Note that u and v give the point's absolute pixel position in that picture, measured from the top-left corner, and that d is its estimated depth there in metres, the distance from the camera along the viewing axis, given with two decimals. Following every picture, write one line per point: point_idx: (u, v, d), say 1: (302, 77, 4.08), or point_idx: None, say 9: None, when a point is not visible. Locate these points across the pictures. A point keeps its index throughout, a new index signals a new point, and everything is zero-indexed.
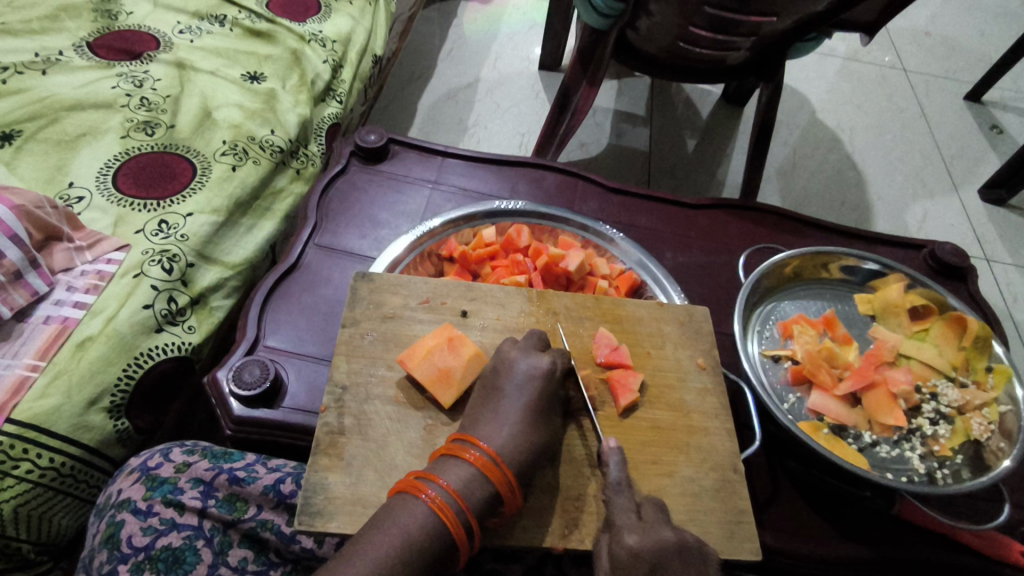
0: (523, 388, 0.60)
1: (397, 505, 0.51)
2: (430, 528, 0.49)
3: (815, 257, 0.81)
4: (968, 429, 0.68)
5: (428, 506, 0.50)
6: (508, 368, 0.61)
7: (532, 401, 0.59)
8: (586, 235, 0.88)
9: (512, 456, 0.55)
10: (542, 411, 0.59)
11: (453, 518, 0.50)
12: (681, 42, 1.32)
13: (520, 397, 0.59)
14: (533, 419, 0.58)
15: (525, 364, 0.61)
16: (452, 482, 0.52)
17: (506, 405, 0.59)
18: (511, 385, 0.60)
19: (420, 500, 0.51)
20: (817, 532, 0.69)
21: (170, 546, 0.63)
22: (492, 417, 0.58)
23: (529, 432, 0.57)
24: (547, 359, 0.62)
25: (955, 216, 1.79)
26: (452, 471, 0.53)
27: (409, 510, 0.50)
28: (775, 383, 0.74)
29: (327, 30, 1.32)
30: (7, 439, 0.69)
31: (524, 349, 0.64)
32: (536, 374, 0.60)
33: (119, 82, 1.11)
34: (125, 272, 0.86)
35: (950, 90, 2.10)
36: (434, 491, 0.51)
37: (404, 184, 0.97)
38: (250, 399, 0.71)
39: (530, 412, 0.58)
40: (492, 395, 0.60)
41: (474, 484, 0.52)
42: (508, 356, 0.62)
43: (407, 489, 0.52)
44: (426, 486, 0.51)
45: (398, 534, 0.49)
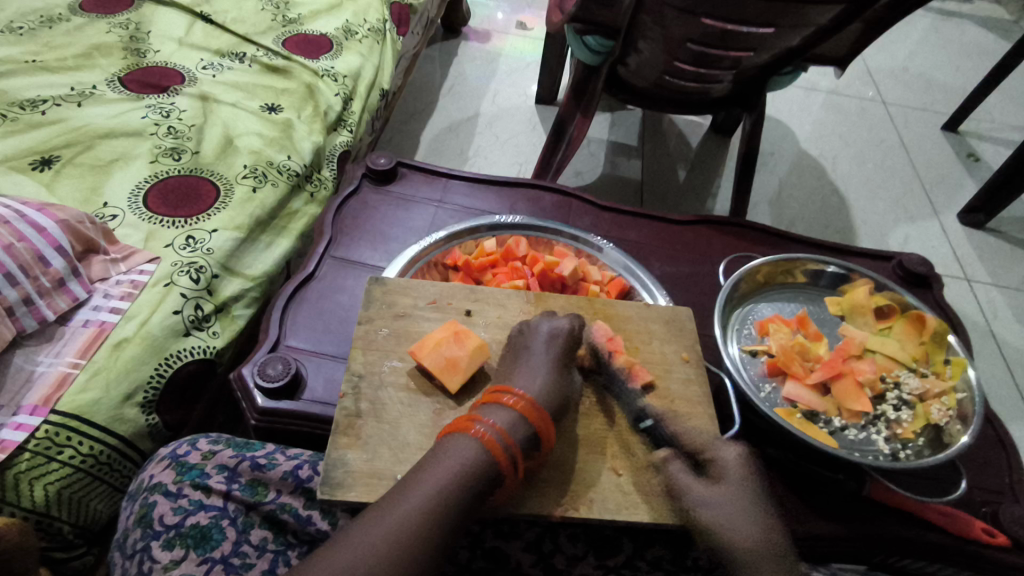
0: (549, 347, 0.69)
1: (452, 442, 0.58)
2: (483, 460, 0.56)
3: (786, 263, 0.89)
4: (928, 413, 0.75)
5: (480, 442, 0.57)
6: (533, 331, 0.71)
7: (558, 356, 0.68)
8: (578, 246, 0.96)
9: (545, 401, 0.63)
10: (562, 368, 0.68)
11: (501, 451, 0.57)
12: (667, 75, 1.42)
13: (546, 352, 0.68)
14: (558, 373, 0.66)
15: (548, 326, 0.71)
16: (499, 422, 0.59)
17: (534, 361, 0.67)
18: (537, 343, 0.69)
19: (472, 436, 0.58)
20: (794, 512, 0.75)
21: (198, 524, 0.70)
22: (527, 371, 0.66)
23: (559, 381, 0.66)
24: (567, 322, 0.72)
25: (935, 238, 1.88)
26: (498, 413, 0.60)
27: (462, 447, 0.57)
28: (753, 376, 0.80)
29: (339, 67, 1.43)
30: (53, 427, 0.76)
31: (545, 318, 0.73)
32: (558, 334, 0.70)
33: (148, 113, 1.21)
34: (156, 282, 0.94)
35: (928, 121, 2.22)
36: (484, 429, 0.58)
37: (412, 203, 1.06)
38: (273, 392, 0.78)
39: (555, 364, 0.67)
40: (522, 354, 0.69)
41: (517, 424, 0.59)
42: (533, 322, 0.72)
43: (460, 428, 0.59)
44: (476, 425, 0.58)
45: (453, 464, 0.56)
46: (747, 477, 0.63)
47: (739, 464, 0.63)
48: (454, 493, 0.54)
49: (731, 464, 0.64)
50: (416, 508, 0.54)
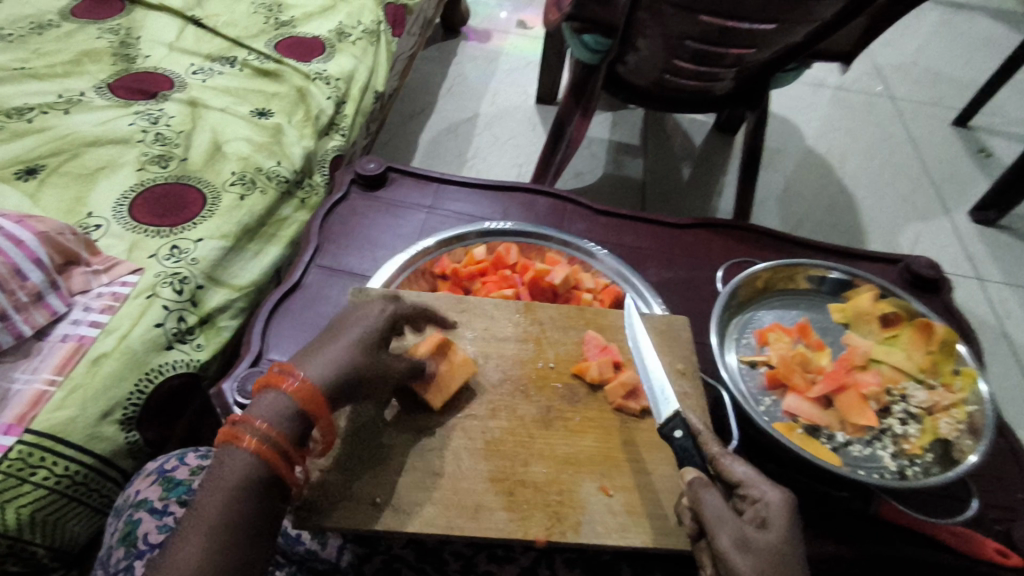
0: (351, 330, 0.62)
1: (221, 459, 0.53)
2: (255, 464, 0.53)
3: (787, 268, 0.86)
4: (936, 428, 0.71)
5: (248, 448, 0.53)
6: (345, 316, 0.65)
7: (361, 339, 0.61)
8: (570, 252, 0.93)
9: (333, 379, 0.58)
10: (369, 347, 0.61)
11: (274, 454, 0.53)
12: (667, 74, 1.38)
13: (354, 330, 0.62)
14: (356, 355, 0.60)
15: (358, 309, 0.65)
16: (266, 420, 0.54)
17: (330, 344, 0.61)
18: (347, 325, 0.63)
19: (240, 447, 0.53)
20: None
21: None
22: (320, 352, 0.60)
23: (357, 363, 0.59)
24: (377, 307, 0.65)
25: (946, 237, 1.83)
26: (266, 407, 0.55)
27: (231, 457, 0.53)
28: (752, 389, 0.77)
29: (331, 69, 1.40)
30: (26, 447, 0.74)
31: (365, 303, 0.66)
32: (366, 313, 0.64)
33: (136, 119, 1.19)
34: (139, 293, 0.92)
35: (937, 116, 2.17)
36: (252, 435, 0.53)
37: (402, 209, 1.03)
38: (253, 408, 0.75)
39: (362, 343, 0.61)
40: (325, 337, 0.62)
41: (286, 415, 0.55)
42: (349, 308, 0.66)
43: (228, 440, 0.54)
44: (244, 433, 0.54)
45: (224, 482, 0.51)
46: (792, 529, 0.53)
47: (785, 511, 0.54)
48: (230, 510, 0.51)
49: (777, 510, 0.54)
50: (197, 542, 0.49)
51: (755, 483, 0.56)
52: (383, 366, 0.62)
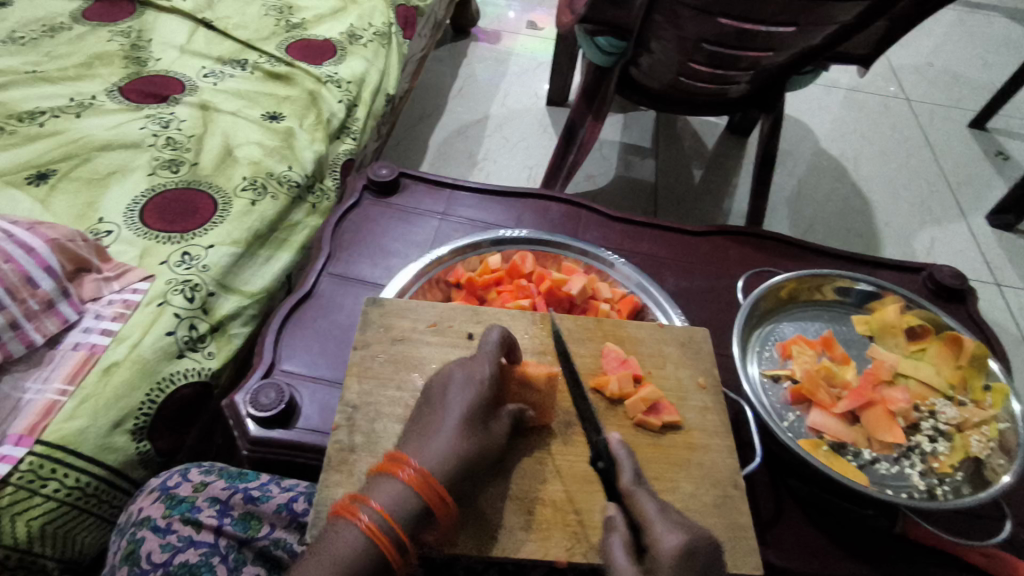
0: (455, 402, 0.59)
1: (333, 531, 0.52)
2: (365, 549, 0.50)
3: (811, 279, 0.84)
4: (967, 445, 0.69)
5: (359, 529, 0.51)
6: (446, 380, 0.61)
7: (465, 414, 0.58)
8: (587, 261, 0.91)
9: (443, 471, 0.55)
10: (473, 426, 0.58)
11: (385, 539, 0.50)
12: (682, 77, 1.36)
13: (458, 406, 0.59)
14: (465, 434, 0.57)
15: (461, 374, 0.62)
16: (384, 502, 0.52)
17: (438, 421, 0.58)
18: (449, 396, 0.60)
19: (353, 524, 0.51)
20: (820, 551, 0.70)
21: (186, 562, 0.67)
22: (431, 430, 0.58)
23: (467, 444, 0.57)
24: (479, 370, 0.62)
25: (963, 241, 1.80)
26: (384, 490, 0.53)
27: (342, 534, 0.51)
28: (775, 403, 0.75)
29: (342, 72, 1.39)
30: (36, 459, 0.73)
31: (462, 363, 0.63)
32: (472, 382, 0.61)
33: (147, 123, 1.18)
34: (150, 301, 0.91)
35: (954, 118, 2.14)
36: (366, 515, 0.51)
37: (414, 215, 1.01)
38: (265, 420, 0.74)
39: (464, 423, 0.58)
40: (433, 410, 0.60)
41: (404, 502, 0.52)
42: (446, 368, 0.63)
43: (342, 514, 0.52)
44: (359, 510, 0.52)
45: (332, 557, 0.50)
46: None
47: (677, 558, 0.50)
48: None
49: (663, 559, 0.50)
50: None
51: (658, 526, 0.53)
52: (491, 440, 0.59)
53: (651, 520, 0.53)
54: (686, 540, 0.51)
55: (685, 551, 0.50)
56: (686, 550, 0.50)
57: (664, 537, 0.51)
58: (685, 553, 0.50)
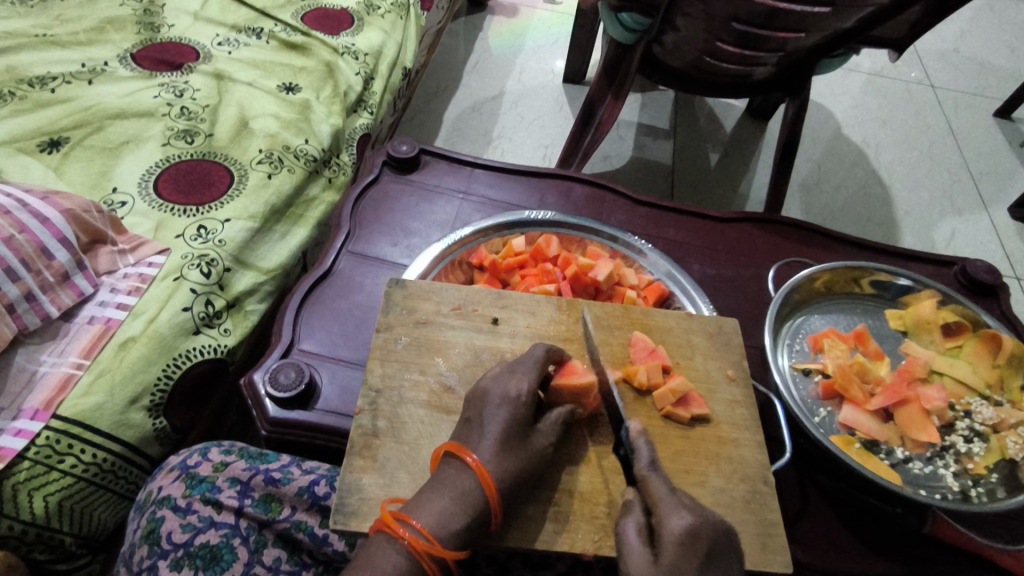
0: (493, 419, 0.57)
1: (375, 545, 0.52)
2: (408, 565, 0.51)
3: (847, 271, 0.81)
4: (1003, 447, 0.68)
5: (402, 546, 0.51)
6: (481, 398, 0.59)
7: (503, 432, 0.56)
8: (614, 246, 0.89)
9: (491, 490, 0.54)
10: (513, 443, 0.57)
11: (427, 557, 0.51)
12: (708, 56, 1.32)
13: (494, 426, 0.57)
14: (504, 454, 0.55)
15: (497, 390, 0.59)
16: (426, 521, 0.52)
17: (476, 439, 0.57)
18: (485, 415, 0.58)
19: (395, 540, 0.52)
20: (848, 549, 0.68)
21: (208, 543, 0.66)
22: (471, 446, 0.56)
23: (507, 464, 0.55)
24: (518, 384, 0.59)
25: (985, 233, 1.76)
26: (426, 507, 0.53)
27: (385, 551, 0.51)
28: (805, 398, 0.74)
29: (359, 44, 1.35)
30: (53, 434, 0.72)
31: (499, 375, 0.61)
32: (508, 400, 0.58)
33: (161, 92, 1.15)
34: (165, 276, 0.89)
35: (979, 107, 2.08)
36: (408, 532, 0.52)
37: (435, 194, 0.99)
38: (285, 401, 0.73)
39: (503, 442, 0.56)
40: (472, 426, 0.58)
41: (448, 520, 0.52)
42: (482, 384, 0.60)
43: (384, 527, 0.53)
44: (401, 527, 0.52)
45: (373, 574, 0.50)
46: (692, 563, 0.49)
47: (679, 543, 0.50)
48: None
49: (666, 540, 0.51)
50: None
51: (666, 506, 0.53)
52: (533, 455, 0.57)
53: (660, 502, 0.54)
54: (693, 523, 0.51)
55: (689, 534, 0.50)
56: (689, 532, 0.51)
57: (671, 520, 0.52)
58: (690, 535, 0.50)
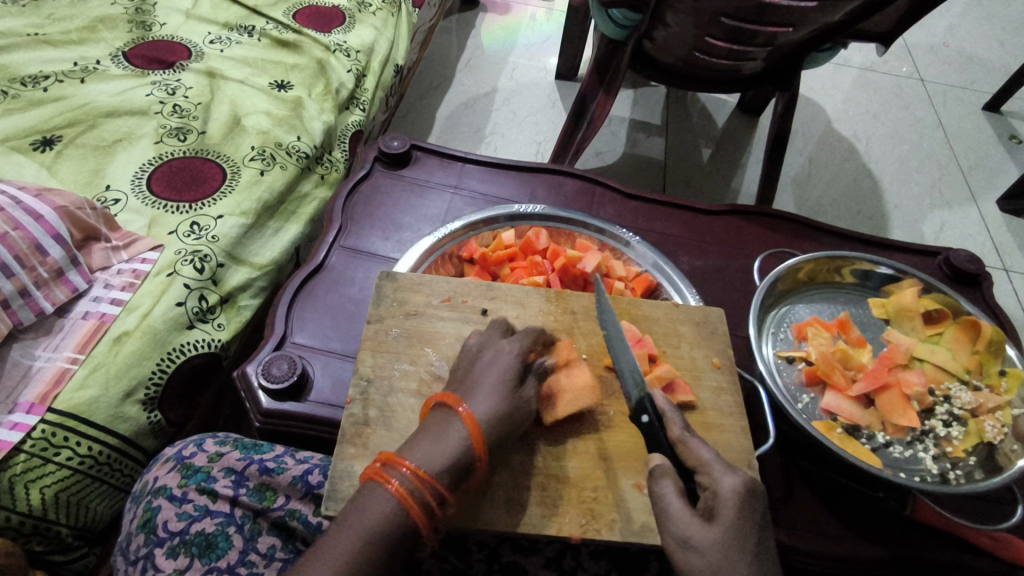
0: (489, 370, 0.60)
1: (364, 495, 0.52)
2: (399, 510, 0.51)
3: (829, 261, 0.83)
4: (981, 431, 0.69)
5: (391, 493, 0.51)
6: (475, 359, 0.62)
7: (499, 380, 0.59)
8: (602, 238, 0.90)
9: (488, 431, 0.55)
10: (507, 390, 0.59)
11: (416, 502, 0.51)
12: (697, 52, 1.34)
13: (488, 376, 0.59)
14: (498, 397, 0.58)
15: (490, 352, 0.62)
16: (413, 466, 0.52)
17: (469, 387, 0.59)
18: (478, 371, 0.61)
19: (384, 488, 0.52)
20: (831, 532, 0.70)
21: (203, 531, 0.68)
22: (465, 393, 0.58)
23: (500, 406, 0.57)
24: (510, 343, 0.63)
25: (974, 225, 1.78)
26: (414, 454, 0.53)
27: (373, 499, 0.51)
28: (789, 384, 0.75)
29: (351, 41, 1.36)
30: (49, 427, 0.73)
31: (491, 339, 0.64)
32: (500, 356, 0.61)
33: (153, 90, 1.16)
34: (159, 271, 0.90)
35: (968, 101, 2.10)
36: (397, 479, 0.52)
37: (426, 189, 1.00)
38: (278, 393, 0.74)
39: (499, 388, 0.58)
40: (463, 382, 0.60)
41: (437, 462, 0.53)
42: (475, 348, 0.64)
43: (373, 477, 0.53)
44: (390, 474, 0.52)
45: (365, 520, 0.50)
46: (752, 516, 0.52)
47: (738, 499, 0.52)
48: (367, 552, 0.50)
49: (725, 501, 0.52)
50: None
51: (715, 468, 0.54)
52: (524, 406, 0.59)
53: (709, 464, 0.55)
54: (745, 481, 0.53)
55: (744, 491, 0.52)
56: (742, 492, 0.52)
57: (723, 479, 0.53)
58: (745, 493, 0.52)
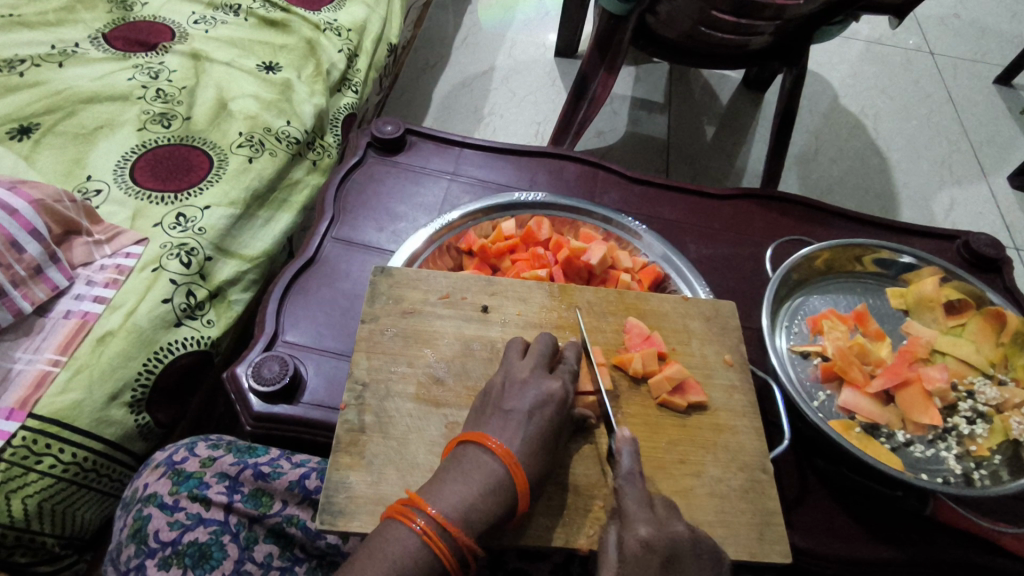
0: (532, 417, 0.55)
1: (386, 534, 0.49)
2: (425, 559, 0.47)
3: (847, 250, 0.79)
4: (1008, 428, 0.65)
5: (418, 537, 0.48)
6: (518, 392, 0.57)
7: (540, 432, 0.55)
8: (608, 228, 0.86)
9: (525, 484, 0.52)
10: (548, 444, 0.55)
11: (445, 550, 0.48)
12: (702, 26, 1.28)
13: (533, 425, 0.55)
14: (534, 453, 0.54)
15: (537, 390, 0.57)
16: (445, 509, 0.49)
17: (511, 431, 0.54)
18: (521, 410, 0.55)
19: (410, 529, 0.48)
20: (847, 534, 0.67)
21: (196, 541, 0.65)
22: (498, 435, 0.54)
23: (535, 465, 0.54)
24: (560, 384, 0.58)
25: (984, 204, 1.73)
26: (447, 496, 0.50)
27: (398, 540, 0.48)
28: (804, 380, 0.72)
29: (342, 19, 1.30)
30: (30, 434, 0.70)
31: (535, 372, 0.59)
32: (549, 401, 0.56)
33: (135, 74, 1.11)
34: (144, 266, 0.86)
35: (979, 74, 2.04)
36: (424, 521, 0.49)
37: (422, 175, 0.96)
38: (269, 395, 0.70)
39: (540, 443, 0.54)
40: (500, 415, 0.56)
41: (472, 509, 0.49)
42: (519, 377, 0.58)
43: (396, 516, 0.49)
44: (416, 515, 0.49)
45: (388, 565, 0.47)
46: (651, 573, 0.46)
47: (635, 554, 0.48)
48: None
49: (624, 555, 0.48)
50: None
51: (629, 517, 0.51)
52: (553, 455, 0.56)
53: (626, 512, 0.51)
54: (651, 535, 0.48)
55: (645, 546, 0.48)
56: (646, 545, 0.48)
57: (640, 527, 0.50)
58: (645, 548, 0.48)
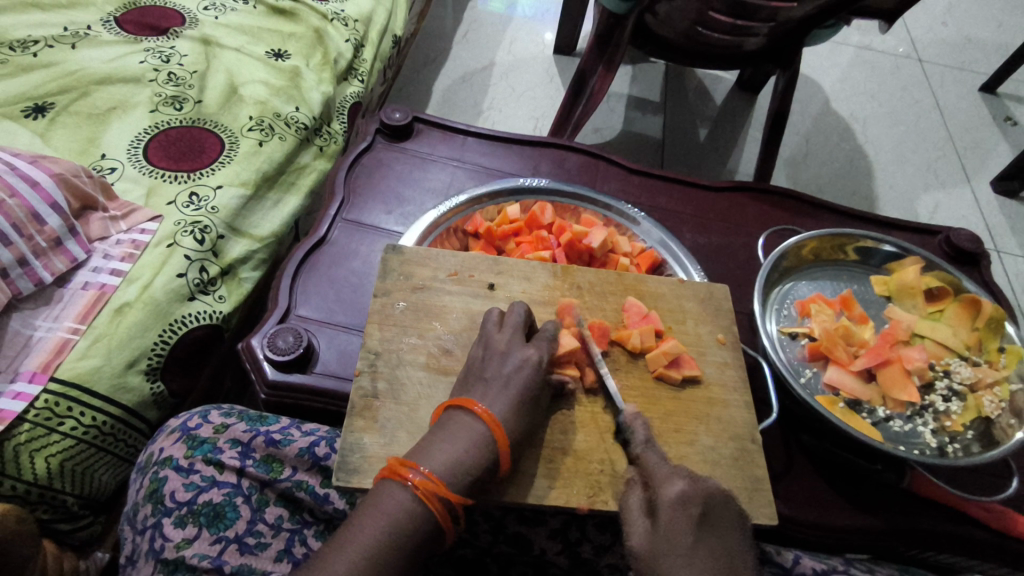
0: (510, 380, 0.59)
1: (382, 492, 0.52)
2: (418, 511, 0.51)
3: (833, 239, 0.84)
4: (979, 405, 0.71)
5: (411, 492, 0.52)
6: (499, 359, 0.61)
7: (520, 393, 0.58)
8: (608, 214, 0.90)
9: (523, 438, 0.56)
10: (529, 402, 0.59)
11: (437, 503, 0.51)
12: (699, 26, 1.32)
13: (510, 387, 0.58)
14: (517, 415, 0.57)
15: (515, 357, 0.60)
16: (435, 467, 0.53)
17: (489, 394, 0.58)
18: (499, 376, 0.59)
19: (404, 486, 0.52)
20: (830, 504, 0.71)
21: (211, 502, 0.68)
22: (483, 399, 0.58)
23: (514, 420, 0.57)
24: (534, 349, 0.62)
25: (967, 207, 1.79)
26: (436, 454, 0.54)
27: (393, 496, 0.52)
28: (791, 360, 0.76)
29: (349, 10, 1.33)
30: (53, 396, 0.73)
31: (513, 340, 0.62)
32: (526, 363, 0.60)
33: (147, 57, 1.13)
34: (159, 242, 0.89)
35: (965, 81, 2.10)
36: (416, 477, 0.52)
37: (428, 162, 0.99)
38: (284, 364, 0.73)
39: (519, 403, 0.58)
40: (482, 381, 0.59)
41: (460, 465, 0.53)
42: (498, 347, 0.62)
43: (391, 475, 0.53)
44: (409, 472, 0.52)
45: (384, 518, 0.50)
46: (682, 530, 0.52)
47: (674, 506, 0.53)
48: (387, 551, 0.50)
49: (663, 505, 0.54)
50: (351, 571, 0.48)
51: (660, 476, 0.56)
52: (533, 418, 0.59)
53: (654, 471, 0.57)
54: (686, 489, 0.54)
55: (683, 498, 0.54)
56: (682, 499, 0.54)
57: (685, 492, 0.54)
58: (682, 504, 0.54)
